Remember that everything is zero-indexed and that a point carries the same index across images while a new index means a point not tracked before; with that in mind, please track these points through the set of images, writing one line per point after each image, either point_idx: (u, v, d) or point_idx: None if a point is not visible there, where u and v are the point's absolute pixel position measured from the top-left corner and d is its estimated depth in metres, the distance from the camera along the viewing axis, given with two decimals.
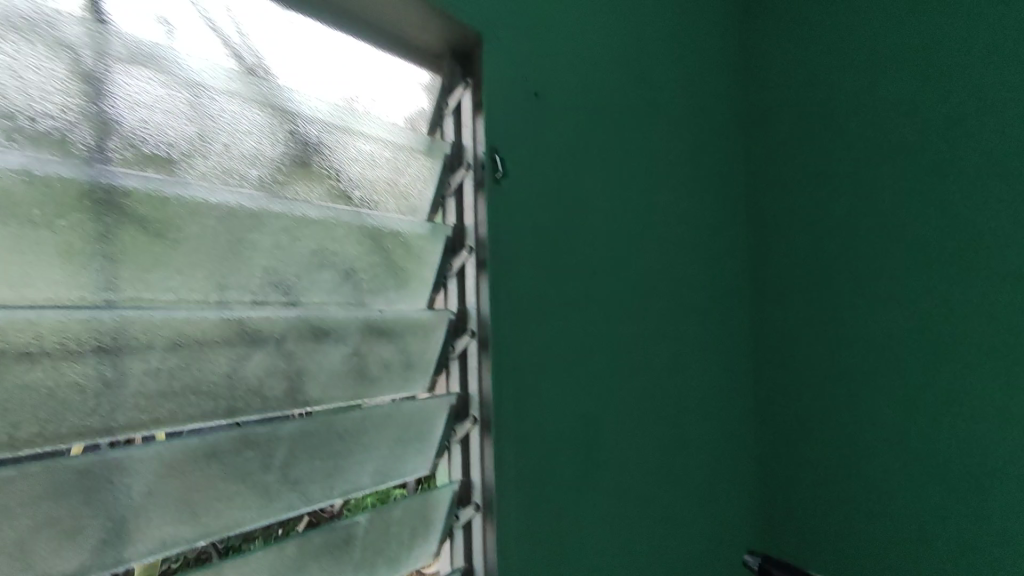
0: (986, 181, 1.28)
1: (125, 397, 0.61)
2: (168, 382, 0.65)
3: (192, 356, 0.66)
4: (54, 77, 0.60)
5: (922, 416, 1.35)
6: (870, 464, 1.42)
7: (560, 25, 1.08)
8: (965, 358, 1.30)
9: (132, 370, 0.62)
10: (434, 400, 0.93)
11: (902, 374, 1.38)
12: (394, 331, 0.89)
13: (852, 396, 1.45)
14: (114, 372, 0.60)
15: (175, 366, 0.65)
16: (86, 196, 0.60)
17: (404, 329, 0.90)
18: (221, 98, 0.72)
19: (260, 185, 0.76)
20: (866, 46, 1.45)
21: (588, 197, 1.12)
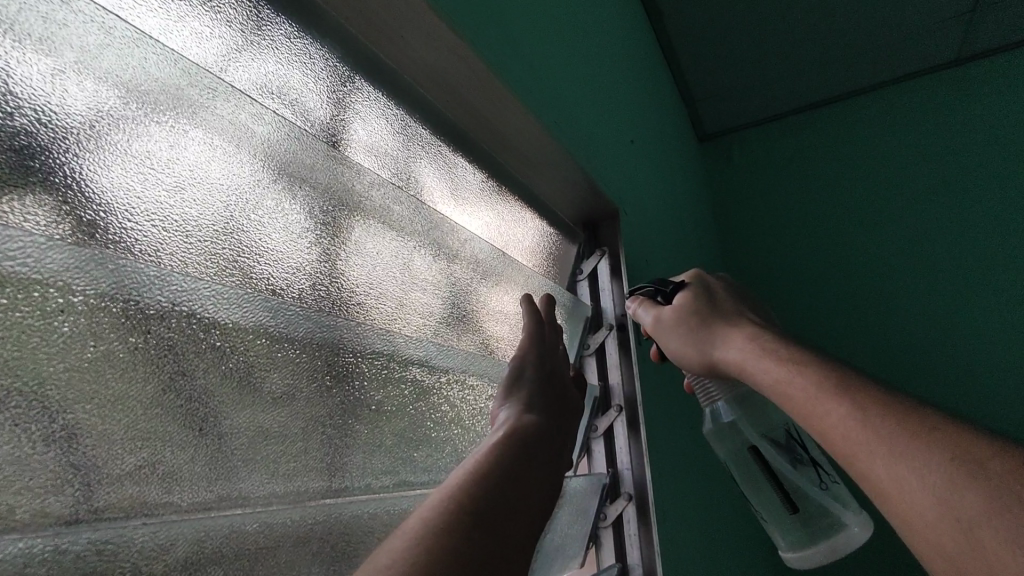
0: (946, 235, 1.70)
1: None
2: None
3: None
4: (312, 229, 0.48)
5: (951, 374, 1.63)
6: (919, 359, 1.67)
7: (647, 197, 1.22)
8: (969, 326, 1.63)
9: None
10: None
11: (940, 344, 1.65)
12: (575, 503, 0.80)
13: (926, 381, 1.65)
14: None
15: None
16: (327, 373, 0.47)
17: (580, 504, 0.82)
18: (423, 251, 0.61)
19: (442, 334, 0.64)
20: (837, 167, 1.88)
21: None
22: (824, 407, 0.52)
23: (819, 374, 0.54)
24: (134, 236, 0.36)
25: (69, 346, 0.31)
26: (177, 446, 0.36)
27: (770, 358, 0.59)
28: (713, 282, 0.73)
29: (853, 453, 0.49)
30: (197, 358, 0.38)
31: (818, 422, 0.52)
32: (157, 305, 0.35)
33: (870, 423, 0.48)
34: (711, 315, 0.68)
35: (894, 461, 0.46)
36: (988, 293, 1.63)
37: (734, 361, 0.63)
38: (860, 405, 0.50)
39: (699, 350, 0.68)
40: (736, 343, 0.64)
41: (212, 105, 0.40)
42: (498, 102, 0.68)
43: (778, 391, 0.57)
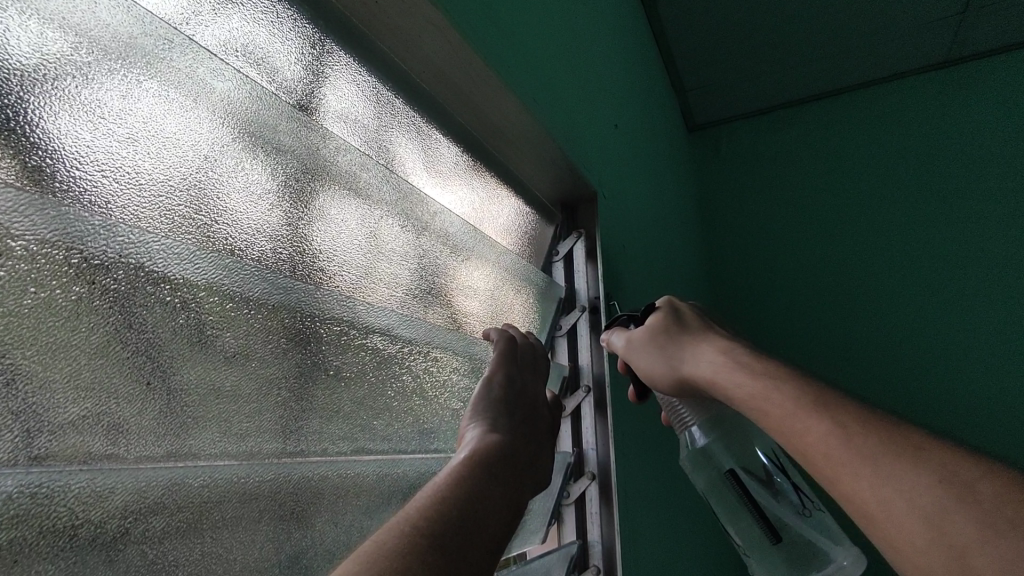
0: (922, 233, 1.74)
1: (302, 561, 0.45)
2: (349, 549, 0.50)
3: (366, 514, 0.52)
4: (272, 192, 0.48)
5: (918, 368, 1.67)
6: (888, 353, 1.71)
7: (628, 181, 1.23)
8: (938, 322, 1.67)
9: (338, 528, 0.49)
10: (559, 553, 0.81)
11: (910, 338, 1.69)
12: (534, 518, 0.81)
13: (893, 373, 1.69)
14: (304, 533, 0.46)
15: (353, 528, 0.51)
16: (284, 335, 0.47)
17: (539, 520, 0.82)
18: (390, 220, 0.61)
19: (408, 304, 0.64)
20: (821, 162, 1.90)
21: None
22: (805, 425, 0.49)
23: (794, 390, 0.51)
24: (83, 185, 0.36)
25: (7, 290, 0.31)
26: (122, 398, 0.36)
27: (745, 374, 0.56)
28: (682, 304, 0.71)
29: (836, 474, 0.47)
30: (145, 310, 0.38)
31: (794, 438, 0.50)
32: (102, 255, 0.35)
33: (854, 446, 0.46)
34: (681, 334, 0.66)
35: (880, 485, 0.44)
36: (958, 291, 1.67)
37: (706, 376, 0.60)
38: (840, 423, 0.48)
39: (670, 366, 0.65)
40: (706, 359, 0.61)
41: (167, 57, 0.39)
42: (477, 78, 0.68)
43: (754, 408, 0.54)
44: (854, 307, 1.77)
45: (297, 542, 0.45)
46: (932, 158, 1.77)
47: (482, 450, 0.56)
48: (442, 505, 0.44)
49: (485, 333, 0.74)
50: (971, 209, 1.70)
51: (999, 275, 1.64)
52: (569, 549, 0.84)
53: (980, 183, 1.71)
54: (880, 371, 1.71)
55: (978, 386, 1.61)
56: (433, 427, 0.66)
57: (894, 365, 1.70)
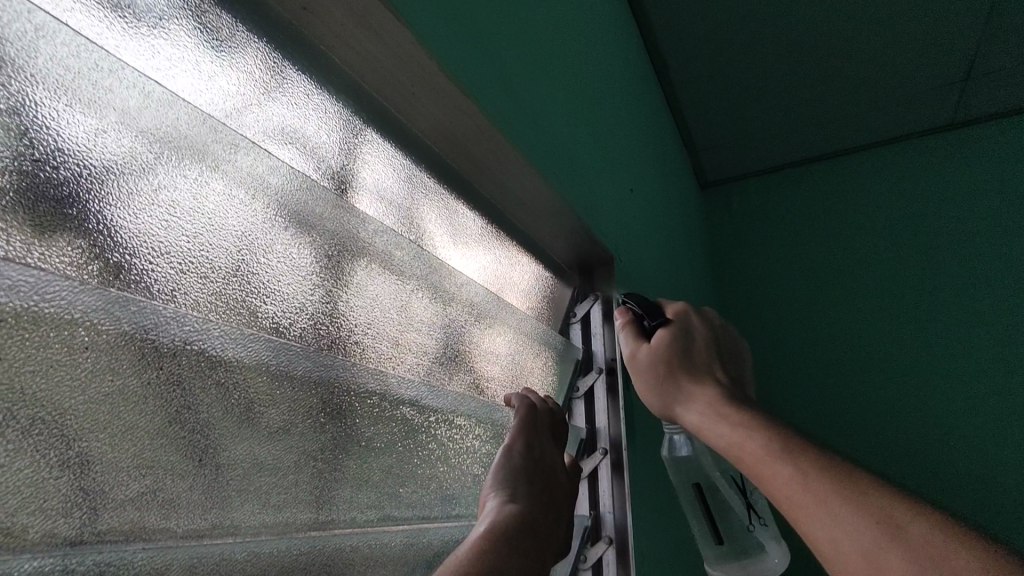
0: (941, 289, 1.71)
1: None
2: None
3: None
4: (316, 272, 0.52)
5: (942, 428, 1.60)
6: (912, 411, 1.63)
7: (643, 243, 1.25)
8: (963, 379, 1.61)
9: None
10: None
11: (932, 397, 1.63)
12: None
13: (917, 434, 1.61)
14: None
15: None
16: (322, 410, 0.50)
17: None
18: (420, 292, 0.64)
19: (432, 373, 0.66)
20: (832, 220, 1.91)
21: None
22: (772, 470, 0.56)
23: (765, 439, 0.58)
24: (154, 277, 0.39)
25: (91, 378, 0.34)
26: (177, 475, 0.38)
27: (725, 423, 0.62)
28: (694, 324, 0.74)
29: (796, 512, 0.53)
30: (204, 392, 0.41)
31: (764, 481, 0.56)
32: (170, 343, 0.39)
33: (809, 487, 0.52)
34: (681, 367, 0.71)
35: (829, 523, 0.50)
36: (981, 348, 1.62)
37: (694, 424, 0.67)
38: (801, 468, 0.54)
39: (665, 402, 0.71)
40: (699, 404, 0.67)
41: (232, 159, 0.43)
42: (497, 153, 0.71)
43: (730, 454, 0.61)
44: (873, 364, 1.71)
45: None
46: (944, 216, 1.78)
47: (506, 518, 0.59)
48: None
49: (506, 398, 0.77)
50: (988, 267, 1.68)
51: (1022, 336, 1.59)
52: None
53: (995, 243, 1.70)
54: (901, 433, 1.63)
55: (1009, 449, 1.52)
56: (454, 492, 0.67)
57: (915, 425, 1.62)
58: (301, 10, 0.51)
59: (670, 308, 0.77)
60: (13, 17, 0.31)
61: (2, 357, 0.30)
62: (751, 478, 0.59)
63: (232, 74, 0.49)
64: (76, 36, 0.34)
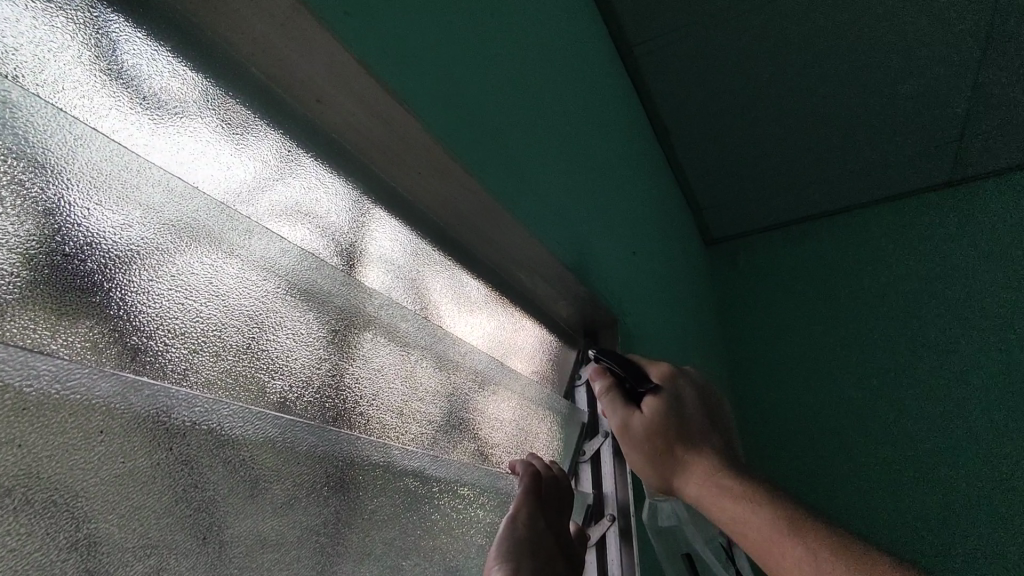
0: (952, 341, 1.68)
1: None
2: None
3: None
4: (324, 347, 0.54)
5: (971, 480, 1.49)
6: (933, 463, 1.55)
7: (650, 305, 1.27)
8: (989, 430, 1.53)
9: None
10: None
11: (955, 448, 1.54)
12: None
13: (945, 488, 1.51)
14: None
15: None
16: (327, 483, 0.50)
17: None
18: (424, 361, 0.66)
19: (434, 442, 0.67)
20: (837, 276, 1.93)
21: None
22: (781, 549, 0.57)
23: (771, 518, 0.59)
24: (168, 359, 0.41)
25: (102, 461, 0.36)
26: (179, 554, 0.39)
27: (728, 497, 0.63)
28: (683, 390, 0.73)
29: None
30: (212, 468, 0.42)
31: (773, 561, 0.58)
32: (180, 423, 0.40)
33: (821, 567, 0.54)
34: (680, 439, 0.69)
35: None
36: (1005, 398, 1.55)
37: (693, 496, 0.67)
38: (811, 547, 0.56)
39: (659, 475, 0.70)
40: (697, 476, 0.67)
41: (246, 244, 0.46)
42: (502, 225, 0.74)
43: (734, 530, 0.62)
44: (890, 418, 1.65)
45: None
46: (950, 269, 1.77)
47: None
48: None
49: (511, 464, 0.77)
50: (1000, 317, 1.65)
51: None
52: None
53: (1007, 296, 1.68)
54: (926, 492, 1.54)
55: None
56: (458, 564, 0.66)
57: (942, 482, 1.52)
58: (316, 103, 0.55)
59: (653, 369, 0.76)
60: (54, 128, 0.35)
61: (22, 443, 0.32)
62: (755, 553, 0.61)
63: (248, 159, 0.53)
64: (110, 143, 0.38)
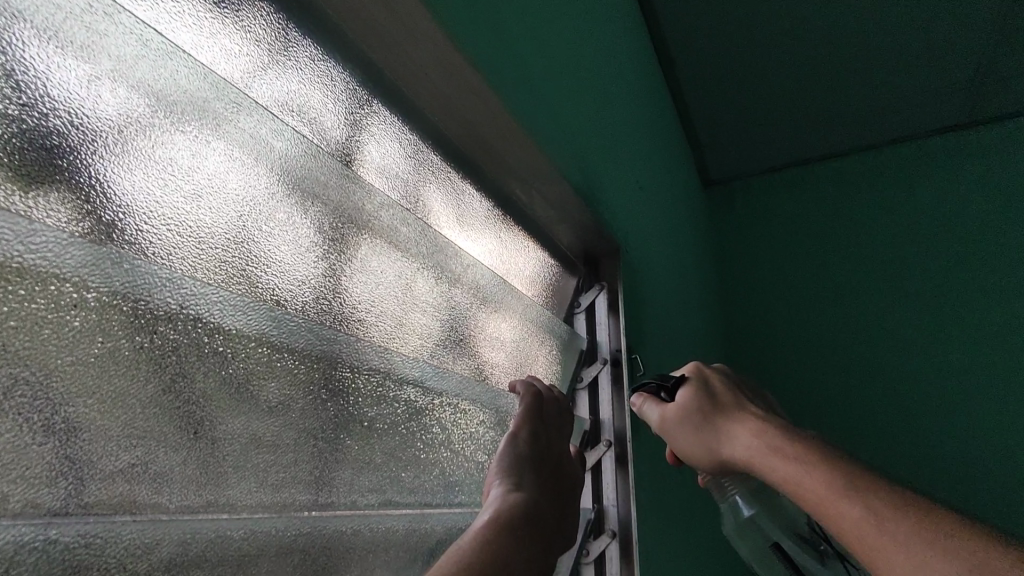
0: (942, 288, 1.72)
1: None
2: None
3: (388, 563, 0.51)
4: (319, 244, 0.50)
5: (939, 423, 1.62)
6: (908, 405, 1.66)
7: (651, 234, 1.24)
8: (964, 376, 1.63)
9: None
10: None
11: (929, 394, 1.65)
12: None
13: (914, 431, 1.64)
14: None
15: None
16: (324, 386, 0.48)
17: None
18: (423, 272, 0.62)
19: (433, 355, 0.64)
20: (835, 219, 1.91)
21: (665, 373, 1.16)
22: (839, 508, 0.50)
23: (821, 470, 0.53)
24: (150, 240, 0.37)
25: (78, 339, 0.32)
26: (169, 447, 0.36)
27: (775, 454, 0.58)
28: (711, 376, 0.70)
29: (871, 553, 0.48)
30: (197, 360, 0.38)
31: (830, 520, 0.51)
32: (164, 306, 0.36)
33: (886, 527, 0.48)
34: (716, 415, 0.66)
35: (917, 574, 0.45)
36: (984, 347, 1.63)
37: (744, 461, 0.62)
38: (875, 509, 0.49)
39: (707, 449, 0.66)
40: (741, 438, 0.62)
41: (234, 118, 0.42)
42: (508, 134, 0.69)
43: (789, 492, 0.55)
44: (875, 365, 1.72)
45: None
46: (949, 217, 1.78)
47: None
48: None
49: (511, 385, 0.75)
50: (990, 268, 1.69)
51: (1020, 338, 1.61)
52: None
53: (1002, 246, 1.70)
54: (897, 433, 1.65)
55: (1006, 451, 1.55)
56: (456, 480, 0.65)
57: (914, 424, 1.64)
58: None
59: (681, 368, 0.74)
60: None
61: None
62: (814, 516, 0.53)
63: (238, 37, 0.47)
64: None
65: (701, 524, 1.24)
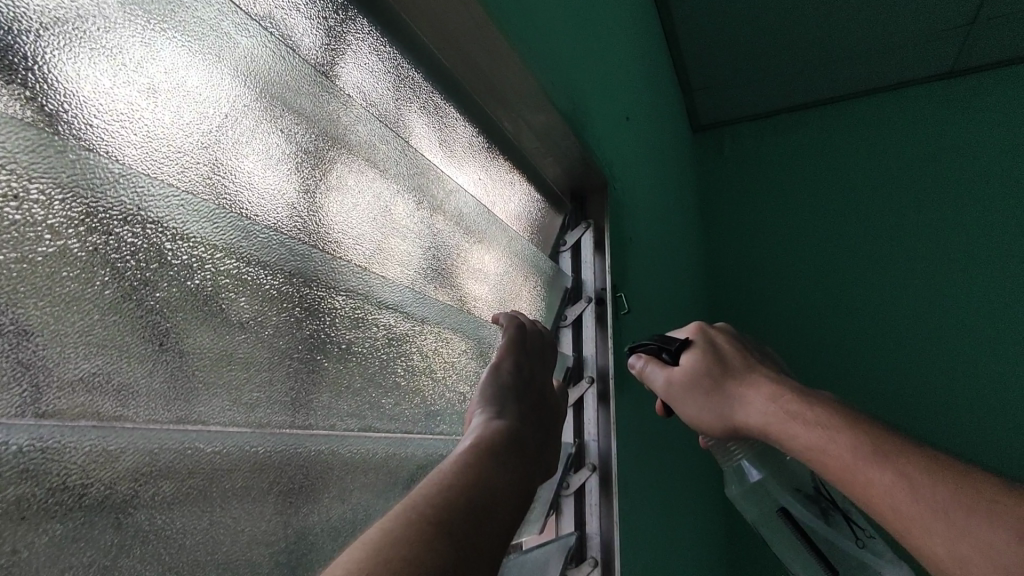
0: (922, 238, 1.75)
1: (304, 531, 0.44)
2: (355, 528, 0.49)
3: (369, 485, 0.51)
4: (290, 155, 0.47)
5: (909, 367, 1.69)
6: (880, 350, 1.72)
7: (639, 173, 1.22)
8: (936, 322, 1.69)
9: (340, 501, 0.48)
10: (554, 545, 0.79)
11: (902, 340, 1.71)
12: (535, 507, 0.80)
13: (885, 375, 1.70)
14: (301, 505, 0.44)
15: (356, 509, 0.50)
16: (298, 304, 0.46)
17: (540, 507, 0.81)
18: (404, 194, 0.59)
19: (414, 281, 0.62)
20: (822, 167, 1.91)
21: (648, 313, 1.17)
22: (868, 476, 0.52)
23: (853, 441, 0.54)
24: (99, 133, 0.34)
25: (22, 234, 0.29)
26: (134, 359, 0.34)
27: (797, 421, 0.59)
28: (716, 335, 0.71)
29: (904, 522, 0.50)
30: (157, 265, 0.36)
31: (859, 487, 0.53)
32: (120, 204, 0.34)
33: (918, 494, 0.49)
34: (724, 374, 0.67)
35: (952, 540, 0.48)
36: (957, 295, 1.68)
37: (761, 426, 0.63)
38: (904, 474, 0.51)
39: (721, 416, 0.67)
40: (757, 401, 0.63)
41: (190, 6, 0.39)
42: (496, 55, 0.66)
43: (814, 459, 0.57)
44: (851, 312, 1.78)
45: (301, 505, 0.44)
46: (933, 167, 1.79)
47: (425, 503, 0.41)
48: (445, 494, 0.43)
49: (496, 317, 0.74)
50: (970, 217, 1.72)
51: (991, 286, 1.66)
52: (566, 540, 0.83)
53: (983, 196, 1.73)
54: (869, 377, 1.72)
55: (970, 393, 1.63)
56: (438, 409, 0.64)
57: (885, 368, 1.71)
58: None
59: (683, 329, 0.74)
60: None
61: None
62: (839, 482, 0.55)
63: None
64: None
65: (678, 459, 1.28)
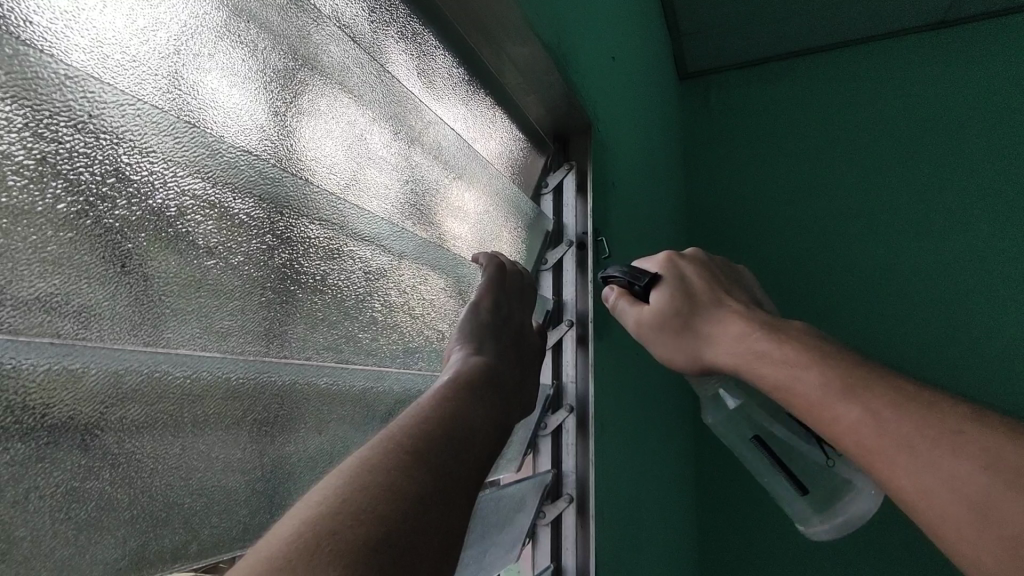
0: (901, 190, 1.76)
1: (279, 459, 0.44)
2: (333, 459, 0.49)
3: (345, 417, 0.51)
4: (257, 72, 0.44)
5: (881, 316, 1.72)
6: (854, 300, 1.75)
7: (624, 116, 1.19)
8: (909, 273, 1.72)
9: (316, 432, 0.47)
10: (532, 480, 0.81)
11: (875, 290, 1.74)
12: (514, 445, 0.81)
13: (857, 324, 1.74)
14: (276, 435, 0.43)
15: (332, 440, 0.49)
16: (270, 231, 0.44)
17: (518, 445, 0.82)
18: (381, 123, 0.57)
19: (390, 214, 0.60)
20: (807, 116, 1.89)
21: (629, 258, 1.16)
22: (835, 412, 0.54)
23: (819, 377, 0.56)
24: (42, 32, 0.31)
25: None
26: (94, 279, 0.33)
27: (767, 360, 0.60)
28: (685, 268, 0.71)
29: (872, 456, 0.52)
30: (114, 181, 0.34)
31: (828, 423, 0.55)
32: (70, 110, 0.31)
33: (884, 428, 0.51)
34: (692, 310, 0.68)
35: (916, 472, 0.50)
36: (931, 246, 1.71)
37: (728, 364, 0.64)
38: (873, 410, 0.52)
39: (689, 353, 0.68)
40: (727, 338, 0.65)
41: None
42: None
43: (782, 396, 0.59)
44: (828, 263, 1.79)
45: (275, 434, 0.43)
46: (916, 118, 1.79)
47: (403, 436, 0.40)
48: (422, 429, 0.42)
49: (474, 257, 0.73)
50: (949, 169, 1.73)
51: (965, 238, 1.69)
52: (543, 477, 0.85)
53: (963, 148, 1.73)
54: (842, 326, 1.75)
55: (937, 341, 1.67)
56: (416, 347, 0.64)
57: (857, 317, 1.74)
58: None
59: (652, 261, 0.74)
60: None
61: None
62: (805, 417, 0.57)
63: None
64: None
65: (654, 402, 1.30)
